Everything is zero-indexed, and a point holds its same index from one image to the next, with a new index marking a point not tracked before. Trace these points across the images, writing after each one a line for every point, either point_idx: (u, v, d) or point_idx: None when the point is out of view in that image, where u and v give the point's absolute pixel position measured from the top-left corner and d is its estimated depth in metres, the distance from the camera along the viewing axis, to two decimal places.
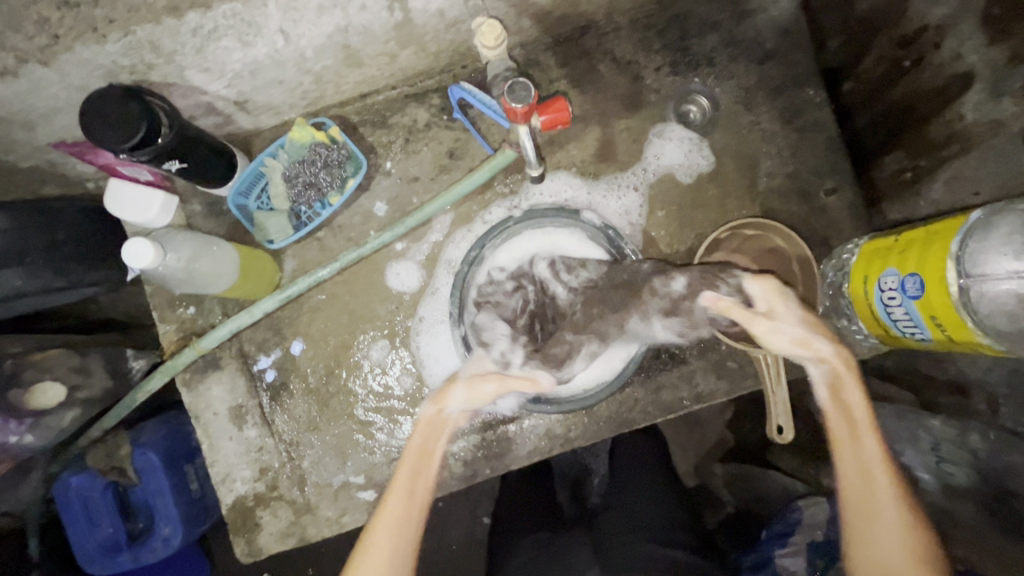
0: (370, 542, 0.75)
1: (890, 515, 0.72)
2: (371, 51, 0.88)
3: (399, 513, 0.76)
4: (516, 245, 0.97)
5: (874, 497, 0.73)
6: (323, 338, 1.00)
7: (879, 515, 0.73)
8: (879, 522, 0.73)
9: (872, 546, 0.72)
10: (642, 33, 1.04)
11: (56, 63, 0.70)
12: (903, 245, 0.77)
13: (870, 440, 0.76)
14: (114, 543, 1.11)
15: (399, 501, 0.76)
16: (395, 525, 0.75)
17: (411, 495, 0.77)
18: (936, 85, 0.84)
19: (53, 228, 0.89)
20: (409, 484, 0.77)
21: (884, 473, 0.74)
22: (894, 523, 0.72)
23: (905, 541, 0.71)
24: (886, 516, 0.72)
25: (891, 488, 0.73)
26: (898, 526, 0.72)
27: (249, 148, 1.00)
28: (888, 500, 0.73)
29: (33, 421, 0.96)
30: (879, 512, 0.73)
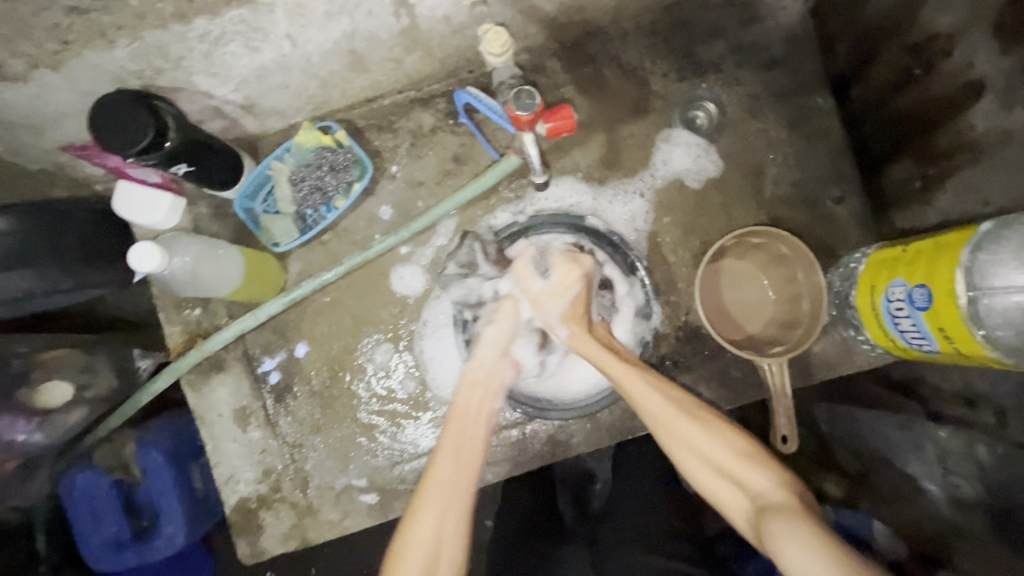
0: (421, 500, 0.76)
1: (703, 424, 0.79)
2: (377, 56, 0.89)
3: (448, 475, 0.77)
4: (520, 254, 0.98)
5: (677, 414, 0.80)
6: (326, 341, 1.00)
7: (672, 421, 0.80)
8: (677, 427, 0.80)
9: (687, 436, 0.79)
10: (648, 38, 1.03)
11: (65, 68, 0.70)
12: (911, 255, 0.77)
13: (634, 371, 0.83)
14: (119, 541, 1.10)
15: (448, 461, 0.78)
16: (444, 491, 0.76)
17: (459, 458, 0.79)
18: (947, 93, 0.82)
19: (62, 230, 0.90)
20: (455, 447, 0.80)
21: (663, 396, 0.82)
22: (703, 431, 0.79)
23: (735, 445, 0.78)
24: (682, 424, 0.80)
25: (684, 410, 0.81)
26: (706, 429, 0.79)
27: (255, 152, 1.00)
28: (683, 412, 0.80)
29: (41, 419, 0.98)
30: (664, 419, 0.80)
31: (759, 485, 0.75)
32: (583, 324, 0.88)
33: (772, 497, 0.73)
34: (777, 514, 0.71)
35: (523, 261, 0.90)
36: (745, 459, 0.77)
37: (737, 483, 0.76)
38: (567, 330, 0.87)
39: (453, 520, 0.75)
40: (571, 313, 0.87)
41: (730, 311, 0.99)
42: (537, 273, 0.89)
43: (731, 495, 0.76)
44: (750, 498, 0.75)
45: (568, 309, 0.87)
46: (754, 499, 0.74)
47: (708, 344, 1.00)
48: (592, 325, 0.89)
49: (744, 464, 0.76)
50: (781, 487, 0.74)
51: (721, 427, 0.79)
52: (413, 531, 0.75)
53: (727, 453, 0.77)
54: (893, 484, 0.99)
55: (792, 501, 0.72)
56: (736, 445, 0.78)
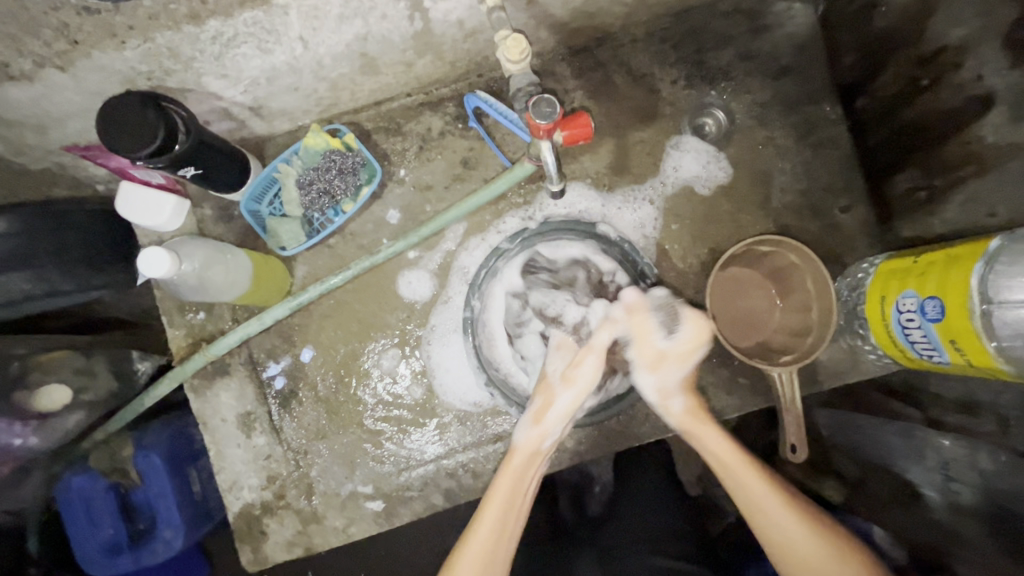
0: (460, 564, 0.75)
1: (805, 521, 0.77)
2: (388, 60, 0.88)
3: (486, 542, 0.75)
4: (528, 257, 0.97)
5: (787, 514, 0.78)
6: (332, 345, 0.99)
7: (781, 518, 0.78)
8: (779, 523, 0.78)
9: (787, 539, 0.77)
10: (658, 46, 1.03)
11: (73, 68, 0.69)
12: (922, 267, 0.77)
13: (750, 465, 0.80)
14: (115, 544, 1.08)
15: (489, 531, 0.76)
16: (483, 554, 0.75)
17: (501, 522, 0.76)
18: (955, 106, 0.83)
19: (64, 231, 0.88)
20: (500, 507, 0.77)
21: (778, 495, 0.78)
22: (801, 526, 0.77)
23: (834, 553, 0.76)
24: (789, 522, 0.77)
25: (785, 498, 0.79)
26: (811, 535, 0.77)
27: (261, 154, 0.99)
28: (788, 507, 0.78)
29: (38, 423, 0.96)
30: (768, 519, 0.78)
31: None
32: (700, 404, 0.84)
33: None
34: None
35: (642, 316, 0.82)
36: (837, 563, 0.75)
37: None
38: (683, 403, 0.83)
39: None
40: (688, 388, 0.84)
41: (739, 320, 0.99)
42: (662, 331, 0.82)
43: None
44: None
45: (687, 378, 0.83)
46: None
47: (716, 351, 1.00)
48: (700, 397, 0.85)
49: (837, 570, 0.75)
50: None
51: (825, 533, 0.77)
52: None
53: (822, 558, 0.76)
54: (893, 489, 0.99)
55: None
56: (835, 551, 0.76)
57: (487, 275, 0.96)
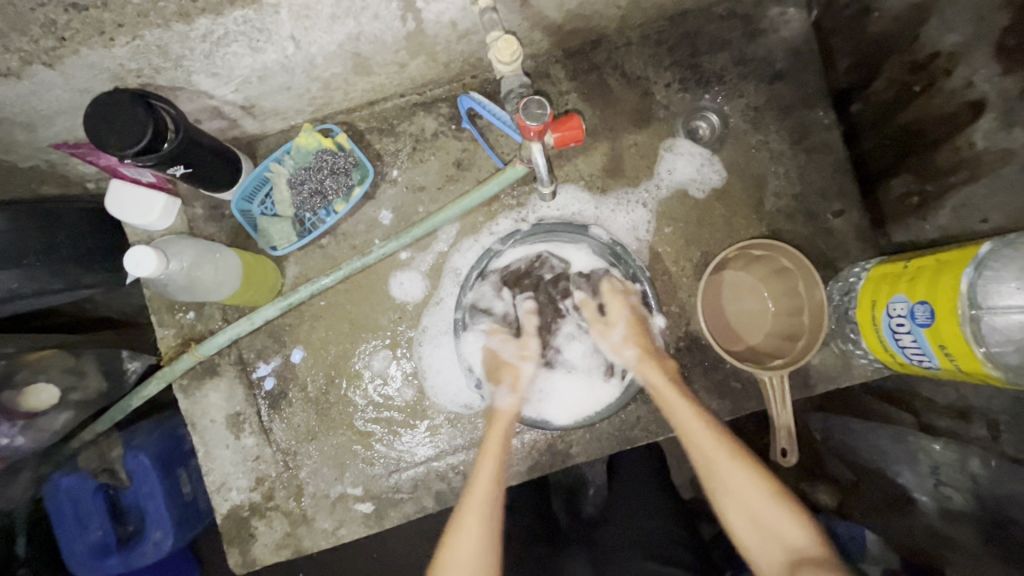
0: (463, 524, 0.82)
1: (745, 469, 0.83)
2: (381, 60, 0.87)
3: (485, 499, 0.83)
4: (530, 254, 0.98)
5: (727, 463, 0.83)
6: (324, 346, 0.99)
7: (723, 468, 0.83)
8: (729, 473, 0.83)
9: (737, 492, 0.82)
10: (652, 49, 1.03)
11: (61, 65, 0.68)
12: (912, 272, 0.77)
13: (694, 415, 0.86)
14: (103, 546, 1.07)
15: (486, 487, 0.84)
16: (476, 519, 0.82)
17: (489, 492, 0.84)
18: (947, 111, 0.83)
19: (54, 229, 0.87)
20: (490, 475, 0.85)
21: (724, 446, 0.84)
22: (746, 476, 0.82)
23: (782, 505, 0.80)
24: (743, 485, 0.82)
25: (729, 449, 0.84)
26: (756, 484, 0.82)
27: (253, 153, 0.99)
28: (729, 457, 0.83)
29: (26, 423, 0.94)
30: (717, 470, 0.83)
31: (795, 536, 0.78)
32: (652, 359, 0.91)
33: (809, 551, 0.76)
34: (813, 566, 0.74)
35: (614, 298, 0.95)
36: (781, 510, 0.79)
37: (775, 536, 0.79)
38: (633, 351, 0.92)
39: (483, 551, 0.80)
40: (635, 337, 0.93)
41: (730, 323, 0.99)
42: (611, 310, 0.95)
43: (763, 547, 0.79)
44: (783, 548, 0.78)
45: (629, 330, 0.93)
46: (788, 550, 0.78)
47: (708, 355, 1.00)
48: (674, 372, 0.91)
49: (781, 518, 0.79)
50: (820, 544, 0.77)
51: (771, 484, 0.81)
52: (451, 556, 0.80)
53: (767, 506, 0.80)
54: (888, 494, 1.00)
55: (828, 555, 0.76)
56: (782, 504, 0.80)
57: (487, 270, 0.96)
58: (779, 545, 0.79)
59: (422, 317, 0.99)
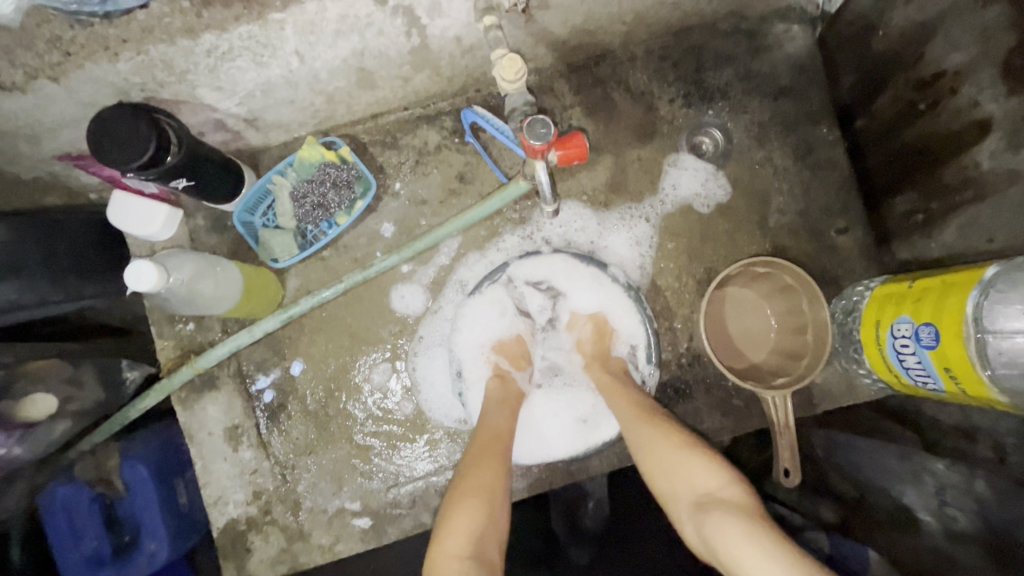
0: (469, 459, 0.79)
1: (656, 427, 0.79)
2: (385, 74, 0.88)
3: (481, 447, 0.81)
4: (534, 271, 0.97)
5: (639, 424, 0.81)
6: (323, 359, 0.98)
7: (638, 433, 0.80)
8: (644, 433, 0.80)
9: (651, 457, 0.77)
10: (656, 64, 1.03)
11: (65, 79, 0.68)
12: (917, 293, 0.77)
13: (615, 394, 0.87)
14: (98, 557, 1.04)
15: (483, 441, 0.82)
16: (477, 456, 0.79)
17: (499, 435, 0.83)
18: (952, 131, 0.82)
19: (54, 239, 0.87)
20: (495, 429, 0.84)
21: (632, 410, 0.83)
22: (656, 431, 0.79)
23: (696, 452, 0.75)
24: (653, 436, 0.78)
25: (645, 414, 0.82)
26: (666, 437, 0.78)
27: (256, 165, 0.99)
28: (640, 418, 0.82)
29: (23, 433, 0.92)
30: (631, 437, 0.81)
31: (706, 480, 0.72)
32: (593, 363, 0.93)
33: (719, 491, 0.70)
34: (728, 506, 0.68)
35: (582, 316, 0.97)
36: (689, 455, 0.74)
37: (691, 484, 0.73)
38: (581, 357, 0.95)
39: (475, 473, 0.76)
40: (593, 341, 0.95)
41: (732, 340, 0.99)
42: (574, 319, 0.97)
43: (677, 494, 0.73)
44: (694, 495, 0.72)
45: (593, 335, 0.95)
46: (699, 494, 0.71)
47: (710, 372, 0.99)
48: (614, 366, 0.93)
49: (696, 464, 0.73)
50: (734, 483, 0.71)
51: (678, 433, 0.78)
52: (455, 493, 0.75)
53: (681, 457, 0.75)
54: (891, 513, 0.97)
55: (743, 492, 0.69)
56: (694, 451, 0.75)
57: (492, 280, 0.96)
58: (689, 490, 0.72)
59: (416, 313, 0.99)
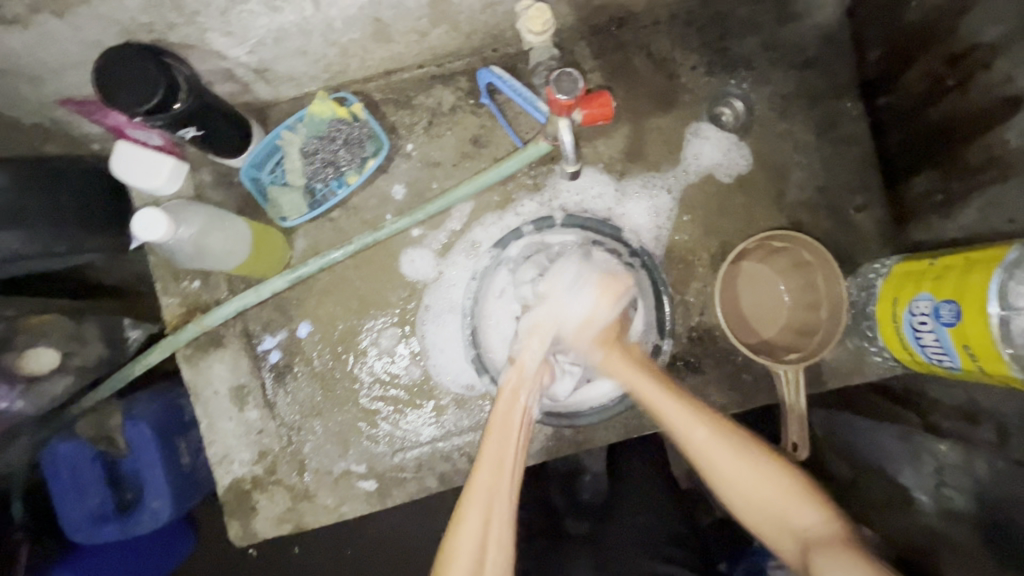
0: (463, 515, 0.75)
1: (737, 456, 0.77)
2: (402, 27, 0.85)
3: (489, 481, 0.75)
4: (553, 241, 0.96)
5: (717, 448, 0.77)
6: (331, 321, 0.97)
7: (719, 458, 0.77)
8: (727, 467, 0.78)
9: (731, 481, 0.77)
10: (680, 29, 1.00)
11: (69, 15, 0.65)
12: (939, 270, 0.76)
13: (678, 407, 0.79)
14: (101, 514, 1.03)
15: (489, 470, 0.76)
16: (484, 501, 0.75)
17: (499, 468, 0.76)
18: (982, 107, 0.80)
19: (58, 188, 0.85)
20: (496, 454, 0.77)
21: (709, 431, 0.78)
22: (739, 462, 0.77)
23: (786, 486, 0.76)
24: (726, 458, 0.77)
25: (724, 439, 0.78)
26: (758, 469, 0.77)
27: (265, 120, 0.96)
28: (719, 442, 0.78)
29: (25, 386, 0.90)
30: (707, 454, 0.78)
31: (806, 520, 0.75)
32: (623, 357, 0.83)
33: (820, 533, 0.74)
34: (821, 545, 0.73)
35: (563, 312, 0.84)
36: (786, 496, 0.76)
37: (788, 522, 0.76)
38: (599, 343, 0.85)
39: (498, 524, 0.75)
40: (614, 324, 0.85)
41: (745, 316, 0.97)
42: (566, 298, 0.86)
43: (774, 531, 0.77)
44: (793, 533, 0.76)
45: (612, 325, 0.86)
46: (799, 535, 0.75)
47: (720, 347, 0.99)
48: (625, 347, 0.86)
49: (789, 504, 0.76)
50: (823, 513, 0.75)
51: (772, 468, 0.77)
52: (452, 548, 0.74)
53: (768, 491, 0.76)
54: (887, 493, 0.99)
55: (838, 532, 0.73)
56: (781, 483, 0.76)
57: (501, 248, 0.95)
58: (790, 532, 0.76)
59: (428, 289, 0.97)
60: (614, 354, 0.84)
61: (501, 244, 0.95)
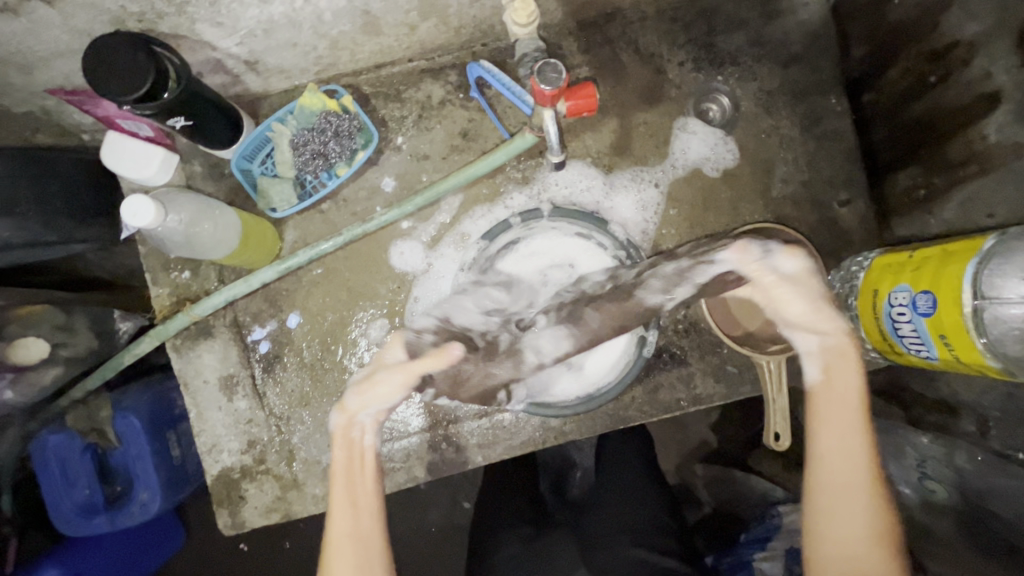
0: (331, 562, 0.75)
1: (869, 503, 0.74)
2: (391, 20, 0.86)
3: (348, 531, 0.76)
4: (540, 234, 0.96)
5: (857, 484, 0.74)
6: (320, 312, 0.98)
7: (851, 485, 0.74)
8: (849, 506, 0.74)
9: (843, 521, 0.73)
10: (668, 25, 1.01)
11: (59, 3, 0.66)
12: (917, 262, 0.77)
13: (857, 430, 0.76)
14: (90, 505, 1.03)
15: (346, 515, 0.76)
16: (350, 543, 0.75)
17: (356, 508, 0.76)
18: (961, 103, 0.82)
19: (47, 178, 0.85)
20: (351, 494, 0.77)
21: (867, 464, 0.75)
22: (867, 507, 0.73)
23: (886, 554, 0.72)
24: (859, 497, 0.74)
25: (868, 484, 0.74)
26: (869, 521, 0.73)
27: (255, 112, 0.96)
28: (867, 483, 0.74)
29: (14, 376, 0.92)
30: (840, 482, 0.75)
31: None
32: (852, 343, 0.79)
33: None
34: None
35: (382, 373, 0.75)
36: (878, 556, 0.72)
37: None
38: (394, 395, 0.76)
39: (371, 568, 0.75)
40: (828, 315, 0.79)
41: None
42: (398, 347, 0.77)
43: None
44: None
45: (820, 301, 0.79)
46: None
47: (706, 339, 1.00)
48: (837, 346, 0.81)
49: (878, 563, 0.71)
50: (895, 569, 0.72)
51: (887, 529, 0.73)
52: None
53: (862, 540, 0.72)
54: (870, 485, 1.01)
55: None
56: (885, 545, 0.72)
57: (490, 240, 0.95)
58: None
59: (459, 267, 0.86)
60: (843, 365, 0.78)
61: (491, 235, 0.95)
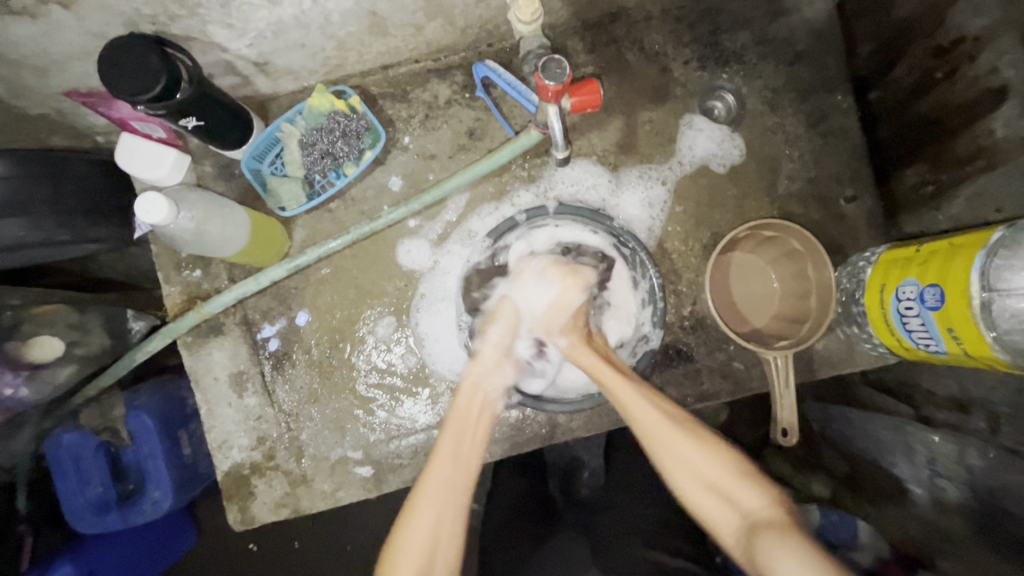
0: (414, 506, 0.77)
1: (690, 441, 0.79)
2: (398, 21, 0.87)
3: (446, 475, 0.79)
4: (547, 234, 0.97)
5: (669, 432, 0.80)
6: (329, 310, 0.99)
7: (643, 410, 0.81)
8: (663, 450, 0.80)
9: (677, 459, 0.79)
10: (673, 24, 1.02)
11: (75, 6, 0.68)
12: (924, 256, 0.77)
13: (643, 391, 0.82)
14: (103, 503, 1.03)
15: (447, 463, 0.80)
16: (439, 488, 0.78)
17: (456, 461, 0.81)
18: (969, 97, 0.81)
19: (63, 177, 0.87)
20: (454, 447, 0.82)
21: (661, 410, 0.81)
22: (694, 450, 0.79)
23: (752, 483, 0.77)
24: (676, 440, 0.79)
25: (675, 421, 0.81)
26: (706, 453, 0.79)
27: (265, 114, 0.98)
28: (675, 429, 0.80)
29: (29, 373, 0.93)
30: (660, 437, 0.80)
31: (750, 502, 0.76)
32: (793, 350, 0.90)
33: (766, 515, 0.74)
34: (767, 533, 0.72)
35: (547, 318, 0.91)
36: (750, 486, 0.76)
37: (727, 501, 0.77)
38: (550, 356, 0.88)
39: (451, 516, 0.78)
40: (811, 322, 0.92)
41: (735, 304, 0.99)
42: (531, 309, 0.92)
43: (721, 513, 0.77)
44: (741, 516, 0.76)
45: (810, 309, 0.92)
46: (744, 515, 0.76)
47: (713, 335, 1.00)
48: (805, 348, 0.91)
49: (747, 492, 0.76)
50: (774, 508, 0.75)
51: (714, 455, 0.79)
52: (402, 538, 0.76)
53: (718, 474, 0.78)
54: (881, 486, 0.98)
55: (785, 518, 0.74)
56: (729, 467, 0.78)
57: (498, 237, 0.95)
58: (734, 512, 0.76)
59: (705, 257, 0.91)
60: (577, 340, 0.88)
61: (500, 234, 0.95)
